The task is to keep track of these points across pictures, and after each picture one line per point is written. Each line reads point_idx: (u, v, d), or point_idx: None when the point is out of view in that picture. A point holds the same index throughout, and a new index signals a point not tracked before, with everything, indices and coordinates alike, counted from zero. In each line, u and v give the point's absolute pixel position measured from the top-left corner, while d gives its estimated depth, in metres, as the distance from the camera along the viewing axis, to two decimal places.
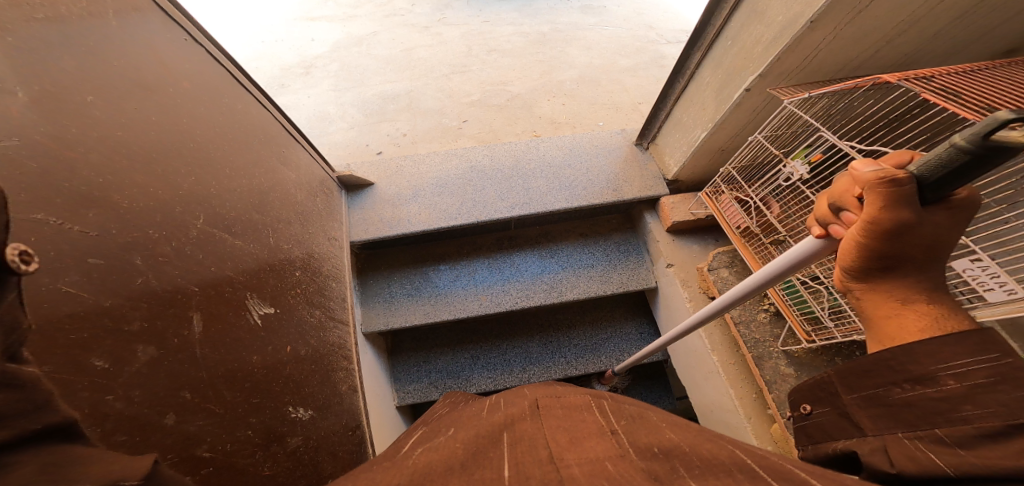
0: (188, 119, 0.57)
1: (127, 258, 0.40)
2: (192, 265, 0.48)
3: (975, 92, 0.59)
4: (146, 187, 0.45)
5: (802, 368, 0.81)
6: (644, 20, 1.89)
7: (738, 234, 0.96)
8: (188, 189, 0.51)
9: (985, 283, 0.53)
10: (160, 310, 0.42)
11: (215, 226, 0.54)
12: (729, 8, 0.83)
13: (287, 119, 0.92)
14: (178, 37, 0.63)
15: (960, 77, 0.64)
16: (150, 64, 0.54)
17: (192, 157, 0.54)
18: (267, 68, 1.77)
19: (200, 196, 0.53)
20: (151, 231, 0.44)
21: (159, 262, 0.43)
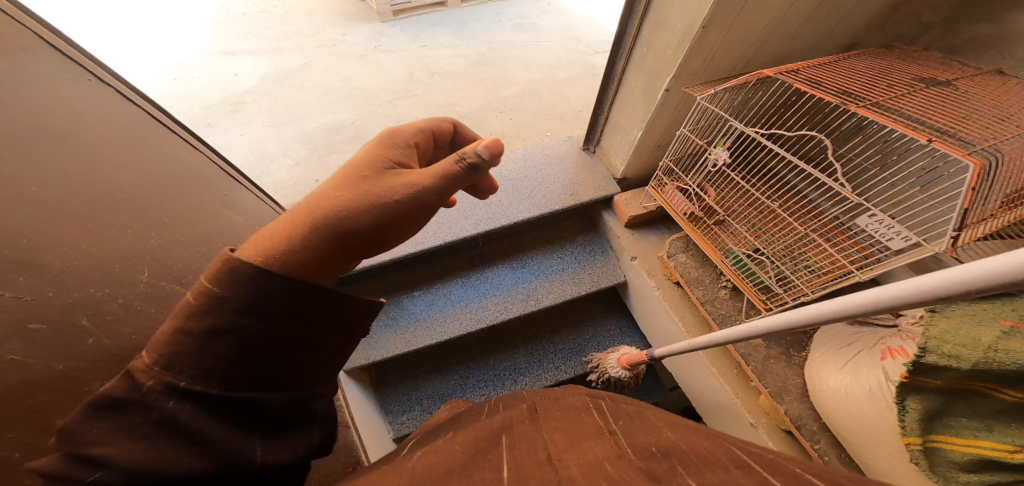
0: (112, 166, 0.50)
1: (72, 319, 0.38)
2: (145, 320, 0.47)
3: (831, 82, 0.73)
4: (77, 245, 0.40)
5: (770, 336, 0.90)
6: (573, 34, 2.02)
7: (686, 220, 1.02)
8: (123, 244, 0.47)
9: (886, 234, 0.65)
10: (118, 368, 0.42)
11: (165, 277, 0.52)
12: (639, 17, 0.93)
13: (223, 159, 0.85)
14: (81, 77, 0.54)
15: (822, 69, 0.79)
16: (57, 109, 0.46)
17: (117, 207, 0.48)
18: (186, 108, 1.61)
19: (136, 254, 0.49)
20: (92, 290, 0.41)
21: (107, 320, 0.42)
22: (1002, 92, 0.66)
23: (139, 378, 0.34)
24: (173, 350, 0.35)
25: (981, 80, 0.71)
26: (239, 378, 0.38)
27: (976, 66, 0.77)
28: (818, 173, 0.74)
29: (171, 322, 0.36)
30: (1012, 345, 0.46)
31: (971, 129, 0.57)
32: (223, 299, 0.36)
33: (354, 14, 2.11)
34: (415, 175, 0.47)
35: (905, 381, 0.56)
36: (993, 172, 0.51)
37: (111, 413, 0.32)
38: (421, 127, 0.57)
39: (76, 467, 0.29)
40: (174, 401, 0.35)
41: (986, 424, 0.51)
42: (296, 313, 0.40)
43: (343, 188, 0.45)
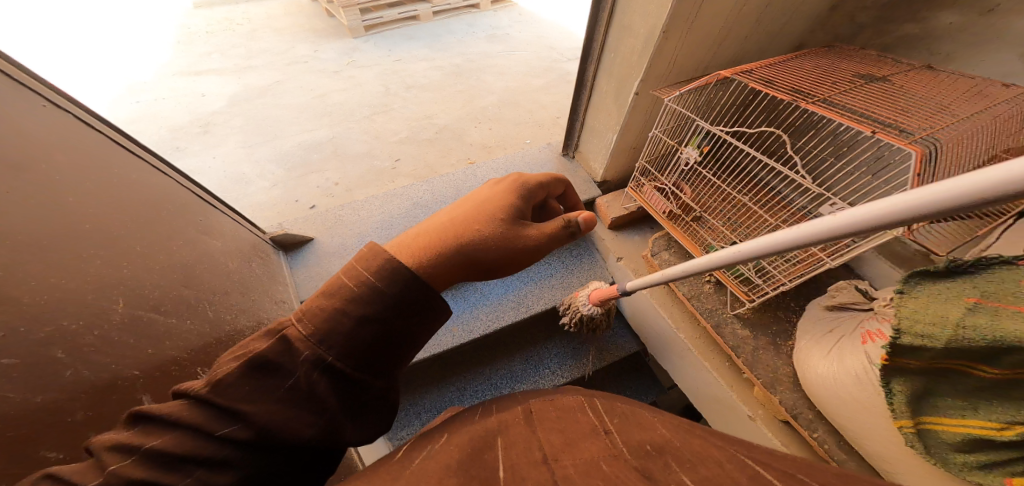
0: (76, 196, 0.46)
1: (47, 352, 0.37)
2: (128, 350, 0.45)
3: (784, 81, 0.79)
4: (45, 278, 0.38)
5: (755, 328, 0.94)
6: (545, 42, 2.07)
7: (665, 218, 1.05)
8: (95, 275, 0.44)
9: None
10: (102, 398, 0.41)
11: (140, 308, 0.49)
12: (604, 25, 0.97)
13: (195, 183, 0.82)
14: (36, 103, 0.51)
15: (775, 69, 0.85)
16: (13, 137, 0.43)
17: (84, 236, 0.45)
18: (151, 132, 1.52)
19: (111, 282, 0.46)
20: (66, 323, 0.39)
21: (85, 351, 0.40)
22: (933, 84, 0.72)
23: (295, 344, 0.41)
24: (324, 325, 0.42)
25: (914, 73, 0.78)
26: (364, 361, 0.43)
27: (908, 61, 0.84)
28: (782, 167, 0.79)
29: (326, 297, 0.44)
30: (978, 319, 0.49)
31: (911, 120, 0.63)
32: (377, 292, 0.43)
33: (324, 30, 2.09)
34: (536, 227, 0.56)
35: (888, 363, 0.58)
36: (934, 159, 0.56)
37: (258, 372, 0.38)
38: (548, 178, 0.65)
39: (221, 416, 0.36)
40: (311, 371, 0.40)
41: (972, 403, 0.54)
42: (424, 313, 0.46)
43: (479, 220, 0.54)
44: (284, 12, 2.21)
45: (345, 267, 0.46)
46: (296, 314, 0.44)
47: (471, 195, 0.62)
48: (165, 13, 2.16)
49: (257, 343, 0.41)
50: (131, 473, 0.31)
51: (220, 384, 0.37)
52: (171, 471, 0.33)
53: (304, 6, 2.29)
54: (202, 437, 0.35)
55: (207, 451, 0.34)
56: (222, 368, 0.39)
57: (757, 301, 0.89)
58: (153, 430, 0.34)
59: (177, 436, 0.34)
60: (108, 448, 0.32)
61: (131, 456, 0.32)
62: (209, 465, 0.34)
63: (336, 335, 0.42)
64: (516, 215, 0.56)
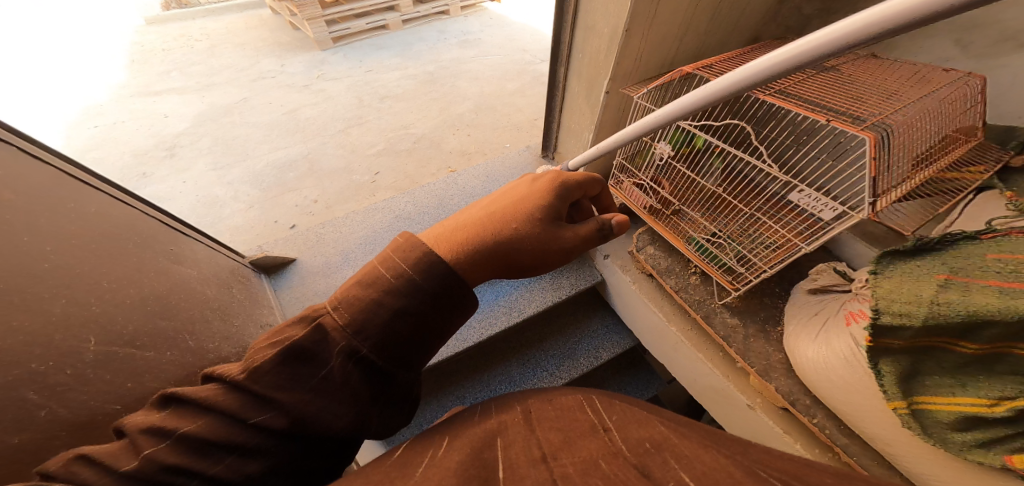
0: (29, 232, 0.42)
1: (18, 394, 0.35)
2: (99, 387, 0.43)
3: None
4: (8, 321, 0.36)
5: (745, 315, 0.97)
6: (517, 45, 2.08)
7: (646, 213, 1.10)
8: (61, 313, 0.41)
9: (817, 206, 0.73)
10: (82, 435, 0.40)
11: (112, 344, 0.46)
12: (570, 28, 1.00)
13: (162, 211, 0.78)
14: None
15: (734, 63, 0.89)
16: None
17: (41, 274, 0.41)
18: (113, 158, 1.43)
19: (79, 319, 0.43)
20: (33, 365, 0.37)
21: (58, 391, 0.39)
22: (880, 72, 0.77)
23: (332, 334, 0.40)
24: (359, 316, 0.40)
25: (863, 62, 0.83)
26: (397, 352, 0.42)
27: (856, 51, 0.90)
28: (750, 158, 0.83)
29: (364, 286, 0.41)
30: (951, 296, 0.53)
31: (862, 106, 0.67)
32: (416, 287, 0.41)
33: (289, 43, 2.03)
34: (571, 229, 0.55)
35: (871, 345, 0.61)
36: (886, 141, 0.59)
37: (294, 361, 0.37)
38: (586, 178, 0.63)
39: (255, 403, 0.36)
40: (346, 363, 0.39)
41: (958, 380, 0.58)
42: (460, 308, 0.44)
43: (515, 216, 0.52)
44: (245, 27, 2.13)
45: (381, 255, 0.44)
46: (333, 300, 0.42)
47: (507, 190, 0.61)
48: (115, 32, 2.04)
49: (293, 329, 0.40)
50: (165, 458, 0.32)
51: (257, 371, 0.36)
52: (203, 457, 0.34)
53: (266, 19, 2.22)
54: (236, 424, 0.35)
55: (237, 439, 0.35)
56: (258, 351, 0.38)
57: (741, 289, 0.93)
58: (188, 413, 0.35)
59: (211, 422, 0.34)
60: (142, 430, 0.33)
61: (165, 440, 0.33)
62: (240, 452, 0.35)
63: (373, 326, 0.40)
64: (553, 214, 0.55)
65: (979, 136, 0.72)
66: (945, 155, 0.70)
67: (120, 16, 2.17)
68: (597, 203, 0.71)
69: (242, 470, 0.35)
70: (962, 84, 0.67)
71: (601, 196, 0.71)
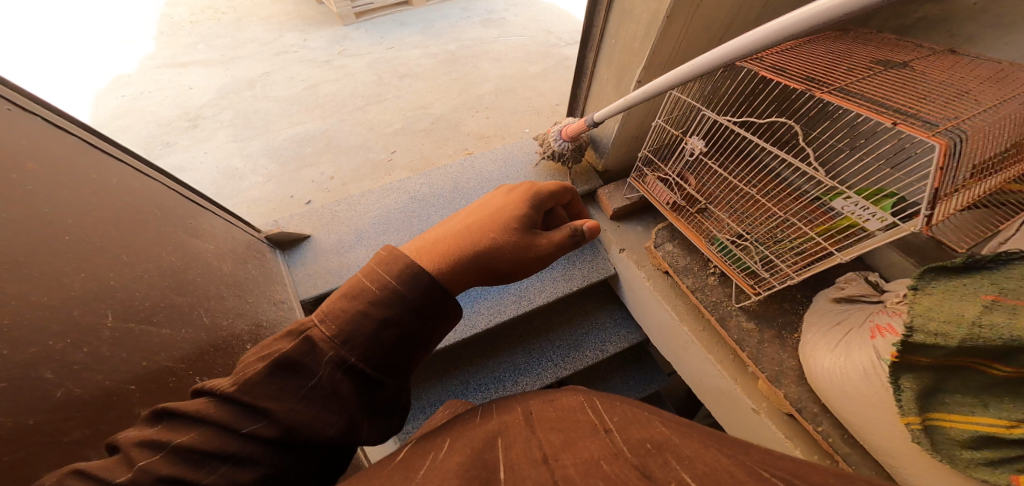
0: (51, 207, 0.45)
1: (34, 374, 0.37)
2: (117, 363, 0.45)
3: (798, 70, 0.77)
4: (25, 297, 0.38)
5: (761, 320, 0.93)
6: (542, 25, 2.00)
7: (669, 209, 1.05)
8: (80, 289, 0.44)
9: (863, 216, 0.68)
10: (98, 415, 0.41)
11: (128, 320, 0.48)
12: (605, 10, 0.94)
13: (183, 185, 0.81)
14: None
15: (787, 56, 0.83)
16: None
17: (57, 251, 0.43)
18: (140, 127, 1.49)
19: (96, 294, 0.45)
20: (50, 342, 0.39)
21: (75, 369, 0.41)
22: (954, 70, 0.70)
23: (320, 345, 0.41)
24: (346, 327, 0.41)
25: (935, 58, 0.75)
26: (385, 360, 0.43)
27: (930, 45, 0.81)
28: (793, 158, 0.77)
29: (351, 299, 0.43)
30: (995, 318, 0.49)
31: (931, 109, 0.61)
32: (401, 296, 0.43)
33: (312, 17, 2.02)
34: (546, 237, 0.55)
35: (896, 361, 0.57)
36: (956, 149, 0.54)
37: (283, 372, 0.38)
38: (559, 187, 0.64)
39: (246, 413, 0.36)
40: (334, 371, 0.40)
41: (980, 400, 0.54)
42: (441, 320, 0.47)
43: (490, 227, 0.53)
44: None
45: (364, 270, 0.46)
46: (318, 314, 0.43)
47: (482, 202, 0.62)
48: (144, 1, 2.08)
49: (281, 342, 0.40)
50: (159, 469, 0.31)
51: (247, 383, 0.36)
52: (196, 468, 0.33)
53: None
54: (229, 435, 0.35)
55: (231, 448, 0.34)
56: (246, 366, 0.38)
57: (762, 294, 0.89)
58: (179, 426, 0.34)
59: (203, 433, 0.34)
60: (136, 444, 0.32)
61: (160, 452, 0.32)
62: (233, 462, 0.34)
63: (359, 337, 0.41)
64: (527, 223, 0.55)
65: None
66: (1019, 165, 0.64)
67: None
68: (570, 211, 0.71)
69: (236, 480, 0.34)
70: None
71: (573, 204, 0.70)
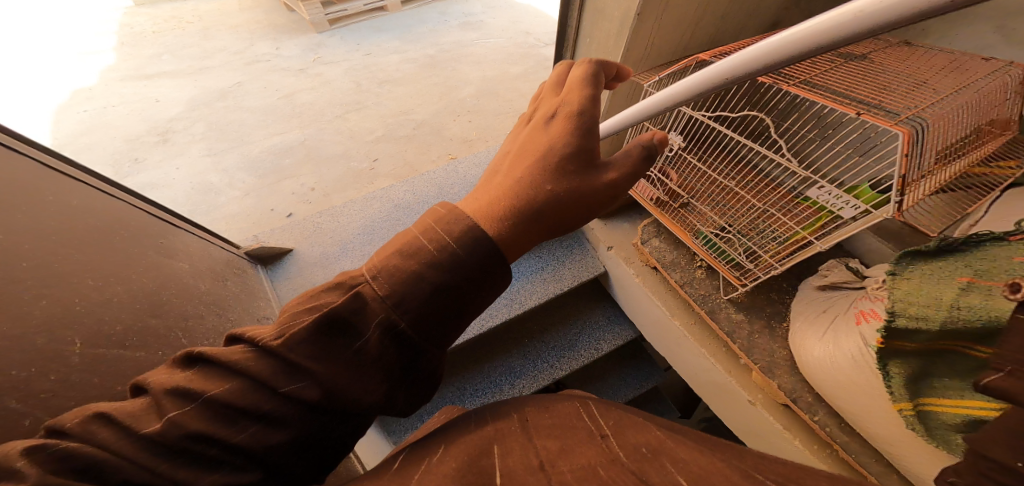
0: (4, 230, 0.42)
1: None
2: (88, 392, 0.42)
3: None
4: None
5: (750, 311, 0.96)
6: (521, 27, 2.01)
7: (653, 205, 1.08)
8: (42, 316, 0.41)
9: (838, 204, 0.71)
10: None
11: (99, 345, 0.46)
12: (578, 10, 0.95)
13: (154, 204, 0.78)
14: None
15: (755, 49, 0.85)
16: None
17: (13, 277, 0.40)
18: (105, 144, 1.42)
19: (62, 320, 0.43)
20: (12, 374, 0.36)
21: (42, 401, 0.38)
22: (911, 60, 0.74)
23: (371, 304, 0.36)
24: (400, 287, 0.36)
25: (892, 50, 0.79)
26: (431, 329, 0.38)
27: (887, 38, 0.85)
28: (768, 151, 0.79)
29: (405, 254, 0.37)
30: (973, 299, 0.50)
31: (893, 99, 0.63)
32: (459, 261, 0.36)
33: (284, 25, 1.97)
34: (611, 169, 0.46)
35: (883, 346, 0.60)
36: (919, 138, 0.56)
37: (329, 331, 0.34)
38: (588, 81, 0.49)
39: (286, 372, 0.33)
40: (382, 337, 0.36)
41: (968, 383, 0.56)
42: (500, 289, 0.40)
43: (545, 175, 0.44)
44: (238, 8, 2.08)
45: (420, 224, 0.39)
46: (370, 268, 0.37)
47: (524, 137, 0.50)
48: (100, 12, 1.98)
49: (327, 296, 0.36)
50: (189, 424, 0.29)
51: (292, 338, 0.33)
52: (228, 425, 0.31)
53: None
54: (267, 392, 0.32)
55: (266, 405, 0.31)
56: (293, 316, 0.34)
57: (748, 285, 0.91)
58: (214, 376, 0.32)
59: (240, 387, 0.31)
60: (165, 391, 0.30)
61: (190, 403, 0.30)
62: (265, 422, 0.32)
63: (413, 302, 0.36)
64: (585, 160, 0.45)
65: (1014, 131, 0.70)
66: (979, 149, 0.68)
67: None
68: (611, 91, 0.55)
69: (267, 441, 0.32)
70: (1003, 74, 0.64)
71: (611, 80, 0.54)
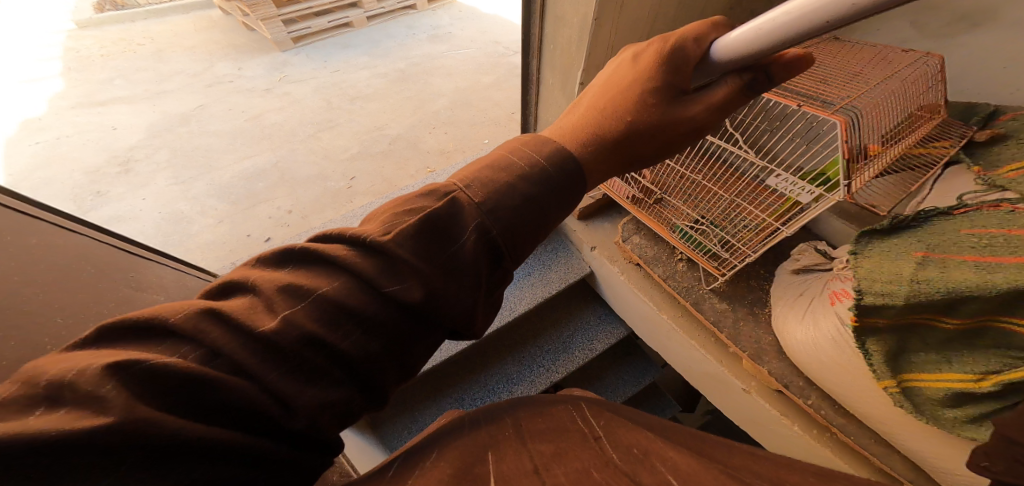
0: None
1: None
2: None
3: None
4: None
5: (732, 299, 1.00)
6: (489, 37, 2.04)
7: (629, 203, 1.12)
8: None
9: (795, 191, 0.77)
10: None
11: None
12: (539, 19, 0.98)
13: (120, 237, 0.74)
14: None
15: None
16: None
17: None
18: (64, 179, 1.30)
19: None
20: None
21: None
22: (843, 55, 0.81)
23: (464, 208, 0.34)
24: (493, 194, 0.35)
25: (828, 46, 0.86)
26: (516, 242, 0.36)
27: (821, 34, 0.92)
28: (728, 145, 0.84)
29: (493, 167, 0.37)
30: (929, 274, 0.56)
31: (829, 92, 0.69)
32: (546, 175, 0.37)
33: (244, 45, 1.91)
34: (697, 100, 0.44)
35: (857, 326, 0.63)
36: (855, 126, 0.62)
37: (429, 234, 0.33)
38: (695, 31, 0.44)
39: (389, 272, 0.31)
40: (477, 242, 0.34)
41: (943, 356, 0.62)
42: (573, 204, 0.40)
43: (628, 106, 0.44)
44: (193, 29, 2.00)
45: (507, 147, 0.40)
46: (461, 178, 0.37)
47: (610, 70, 0.49)
48: (39, 36, 1.83)
49: (421, 201, 0.34)
50: (302, 325, 0.28)
51: (399, 235, 0.31)
52: (334, 329, 0.29)
53: (216, 20, 2.08)
54: (371, 291, 0.30)
55: (370, 308, 0.30)
56: (393, 217, 0.33)
57: (727, 273, 0.96)
58: (318, 274, 0.30)
59: (346, 285, 0.30)
60: (277, 289, 0.29)
61: (301, 302, 0.29)
62: (365, 329, 0.30)
63: (506, 209, 0.35)
64: (670, 91, 0.43)
65: (942, 113, 0.77)
66: (913, 133, 0.75)
67: (43, 17, 1.95)
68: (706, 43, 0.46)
69: (367, 349, 0.30)
70: (923, 64, 0.71)
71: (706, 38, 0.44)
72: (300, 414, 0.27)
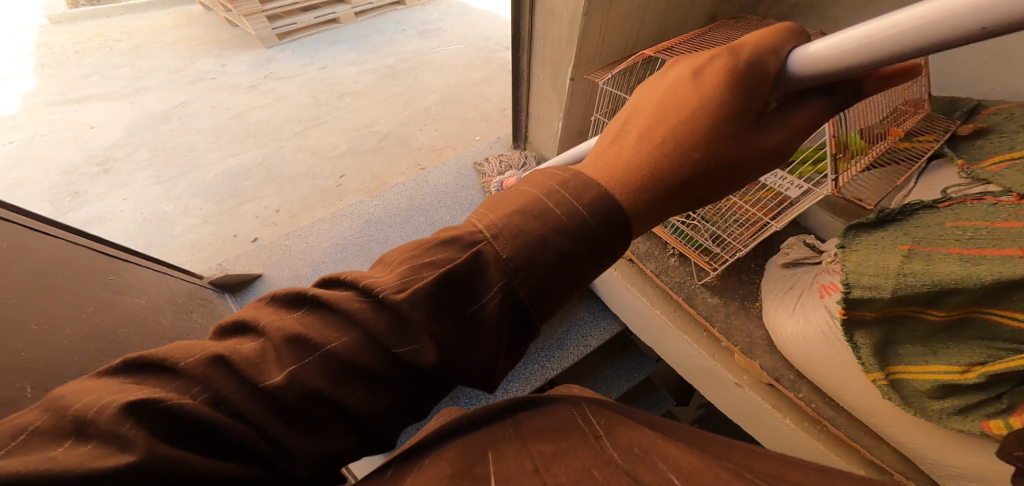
0: None
1: None
2: None
3: None
4: None
5: (724, 293, 1.02)
6: (480, 32, 2.02)
7: None
8: None
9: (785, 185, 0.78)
10: None
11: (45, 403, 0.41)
12: (528, 13, 0.98)
13: (98, 239, 0.73)
14: None
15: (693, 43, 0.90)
16: None
17: None
18: (37, 179, 1.26)
19: None
20: None
21: None
22: None
23: (490, 266, 0.31)
24: (525, 248, 0.31)
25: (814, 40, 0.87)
26: (545, 302, 0.33)
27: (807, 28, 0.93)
28: None
29: (523, 211, 0.33)
30: (915, 267, 0.57)
31: None
32: (587, 227, 0.33)
33: (227, 40, 1.86)
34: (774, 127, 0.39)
35: (846, 318, 0.64)
36: (841, 120, 0.63)
37: (446, 292, 0.30)
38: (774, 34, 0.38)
39: (400, 331, 0.29)
40: (503, 303, 0.32)
41: (929, 349, 0.63)
42: (614, 256, 0.36)
43: (695, 141, 0.37)
44: (173, 24, 1.94)
45: (538, 184, 0.35)
46: (489, 225, 0.32)
47: (661, 89, 0.42)
48: (9, 31, 1.76)
49: (440, 251, 0.32)
50: (307, 382, 0.27)
51: (412, 296, 0.29)
52: (340, 386, 0.28)
53: (197, 15, 2.03)
54: (381, 348, 0.29)
55: (378, 365, 0.29)
56: (410, 271, 0.30)
57: (720, 267, 0.96)
58: (327, 325, 0.29)
59: (356, 342, 0.29)
60: (284, 337, 0.28)
61: (307, 356, 0.28)
62: (371, 385, 0.29)
63: (536, 268, 0.31)
64: (748, 114, 0.37)
65: (926, 108, 0.79)
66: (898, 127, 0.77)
67: (13, 11, 1.88)
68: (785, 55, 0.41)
69: (372, 406, 0.30)
70: None
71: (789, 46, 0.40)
72: (301, 464, 0.28)
